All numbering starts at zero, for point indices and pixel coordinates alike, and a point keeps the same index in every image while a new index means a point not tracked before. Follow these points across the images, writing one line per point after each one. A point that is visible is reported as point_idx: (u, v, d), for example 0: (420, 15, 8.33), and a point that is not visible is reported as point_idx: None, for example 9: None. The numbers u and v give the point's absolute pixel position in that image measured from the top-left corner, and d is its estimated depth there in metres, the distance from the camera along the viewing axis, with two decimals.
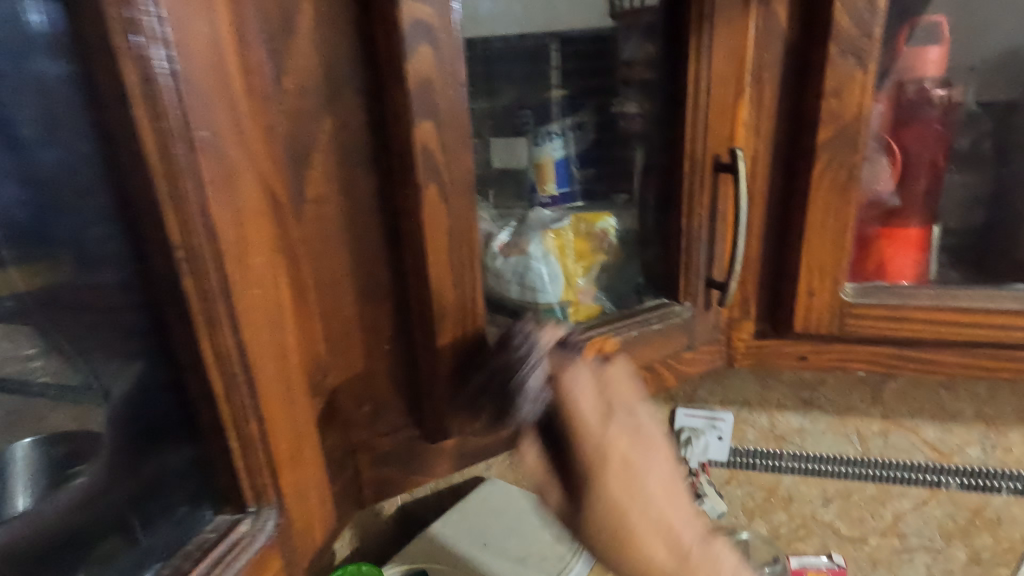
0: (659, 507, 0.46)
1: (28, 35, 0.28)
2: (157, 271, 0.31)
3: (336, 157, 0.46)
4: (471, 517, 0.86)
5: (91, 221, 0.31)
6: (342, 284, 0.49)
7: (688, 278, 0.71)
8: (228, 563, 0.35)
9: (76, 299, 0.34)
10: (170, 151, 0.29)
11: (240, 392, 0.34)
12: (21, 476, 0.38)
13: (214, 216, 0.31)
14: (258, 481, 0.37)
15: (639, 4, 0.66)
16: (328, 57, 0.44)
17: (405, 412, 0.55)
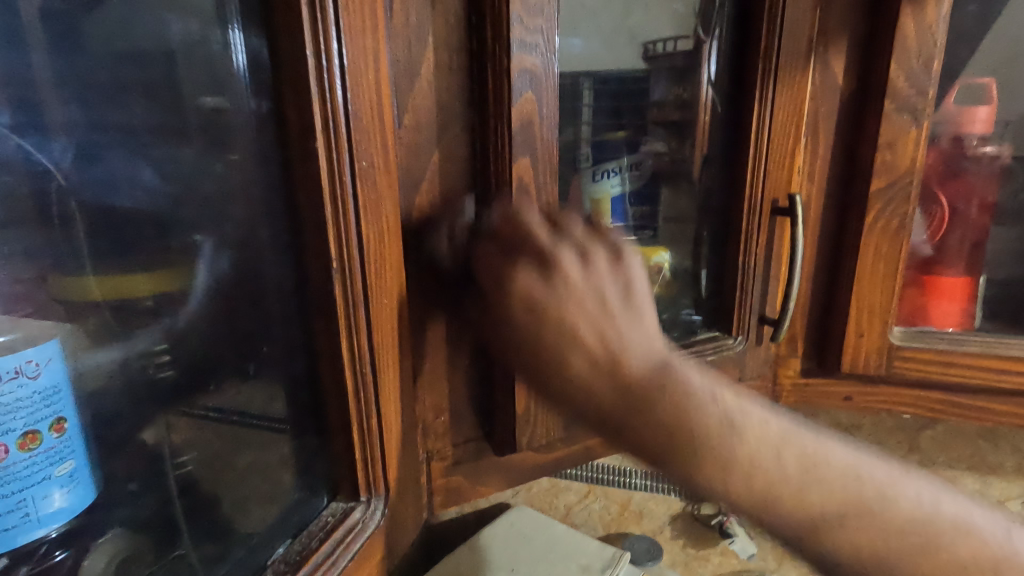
0: (592, 340, 0.47)
1: (234, 77, 0.39)
2: (314, 278, 0.37)
3: (440, 187, 0.51)
4: (500, 537, 0.89)
5: (261, 224, 0.42)
6: (433, 300, 0.53)
7: (742, 313, 0.74)
8: (348, 542, 0.40)
9: (220, 284, 0.43)
10: (342, 178, 0.35)
11: (368, 388, 0.40)
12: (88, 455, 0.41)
13: (365, 233, 0.37)
14: (370, 467, 0.42)
15: (671, 48, 0.69)
16: (441, 98, 0.49)
17: (476, 424, 0.59)
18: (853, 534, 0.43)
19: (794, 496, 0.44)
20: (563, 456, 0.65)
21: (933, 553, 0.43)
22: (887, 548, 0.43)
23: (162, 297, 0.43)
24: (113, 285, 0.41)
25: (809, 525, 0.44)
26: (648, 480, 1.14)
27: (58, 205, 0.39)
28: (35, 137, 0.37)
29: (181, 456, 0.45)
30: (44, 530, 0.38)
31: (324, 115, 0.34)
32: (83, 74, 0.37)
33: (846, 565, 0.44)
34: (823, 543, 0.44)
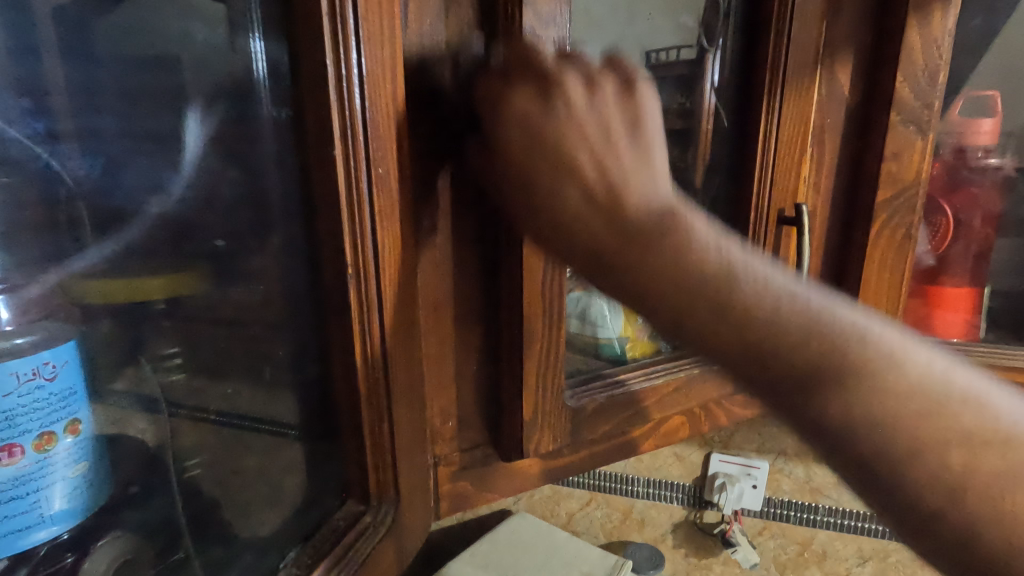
0: (588, 172, 0.43)
1: (253, 86, 0.40)
2: (331, 282, 0.38)
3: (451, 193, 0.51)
4: (501, 546, 0.94)
5: (276, 230, 0.43)
6: (444, 307, 0.54)
7: None
8: (361, 543, 0.40)
9: (235, 285, 0.44)
10: (359, 183, 0.36)
11: (380, 392, 0.40)
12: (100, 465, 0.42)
13: (380, 238, 0.38)
14: (381, 469, 0.43)
15: (672, 58, 0.67)
16: (452, 105, 0.49)
17: (483, 430, 0.60)
18: (838, 389, 0.37)
19: (780, 343, 0.38)
20: (569, 461, 0.65)
21: (937, 423, 0.35)
22: (882, 407, 0.36)
23: (175, 302, 0.44)
24: (126, 290, 0.42)
25: (790, 381, 0.38)
26: (649, 488, 1.13)
27: (66, 208, 0.40)
28: (45, 143, 0.39)
29: (189, 460, 0.45)
30: (48, 531, 0.38)
31: (342, 122, 0.34)
32: (93, 81, 0.39)
33: (830, 427, 0.37)
34: (807, 402, 0.38)
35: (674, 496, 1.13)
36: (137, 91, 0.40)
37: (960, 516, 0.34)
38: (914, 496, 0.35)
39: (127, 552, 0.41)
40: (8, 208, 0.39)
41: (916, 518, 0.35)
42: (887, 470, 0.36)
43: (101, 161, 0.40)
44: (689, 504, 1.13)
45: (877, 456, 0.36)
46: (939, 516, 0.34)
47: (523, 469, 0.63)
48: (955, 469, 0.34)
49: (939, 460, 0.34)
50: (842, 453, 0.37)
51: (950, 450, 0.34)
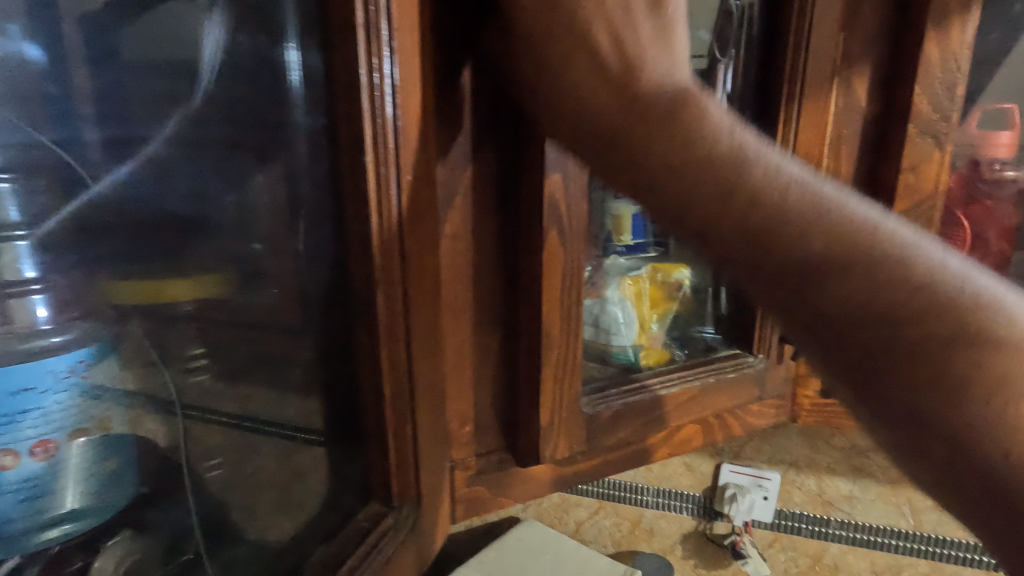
0: (606, 47, 0.41)
1: (288, 91, 0.42)
2: (359, 288, 0.39)
3: (472, 201, 0.52)
4: (512, 549, 0.97)
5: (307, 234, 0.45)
6: (463, 315, 0.54)
7: (763, 330, 0.74)
8: (382, 544, 0.41)
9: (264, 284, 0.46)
10: (389, 192, 0.37)
11: (404, 396, 0.41)
12: (121, 468, 0.42)
13: (407, 244, 0.39)
14: (404, 470, 0.44)
15: None
16: (475, 114, 0.50)
17: (500, 435, 0.60)
18: (842, 282, 0.36)
19: (789, 234, 0.38)
20: (585, 468, 0.66)
21: (941, 323, 0.34)
22: (885, 303, 0.36)
23: (206, 301, 0.45)
24: (151, 290, 0.43)
25: (794, 274, 0.38)
26: (660, 498, 1.13)
27: (94, 215, 0.40)
28: (71, 149, 0.39)
29: (211, 458, 0.46)
30: (57, 530, 0.39)
31: (373, 131, 0.36)
32: (119, 87, 0.40)
33: (830, 322, 0.37)
34: (809, 296, 0.37)
35: (684, 506, 1.13)
36: (162, 96, 0.41)
37: (950, 420, 0.34)
38: (905, 394, 0.35)
39: (132, 555, 0.43)
40: (40, 214, 0.38)
41: (904, 417, 0.35)
42: (882, 366, 0.36)
43: (127, 162, 0.41)
44: (698, 514, 1.12)
45: (873, 352, 0.36)
46: (930, 416, 0.34)
47: (538, 475, 0.63)
48: (950, 366, 0.34)
49: (937, 357, 0.34)
50: (838, 351, 0.37)
51: (949, 347, 0.34)
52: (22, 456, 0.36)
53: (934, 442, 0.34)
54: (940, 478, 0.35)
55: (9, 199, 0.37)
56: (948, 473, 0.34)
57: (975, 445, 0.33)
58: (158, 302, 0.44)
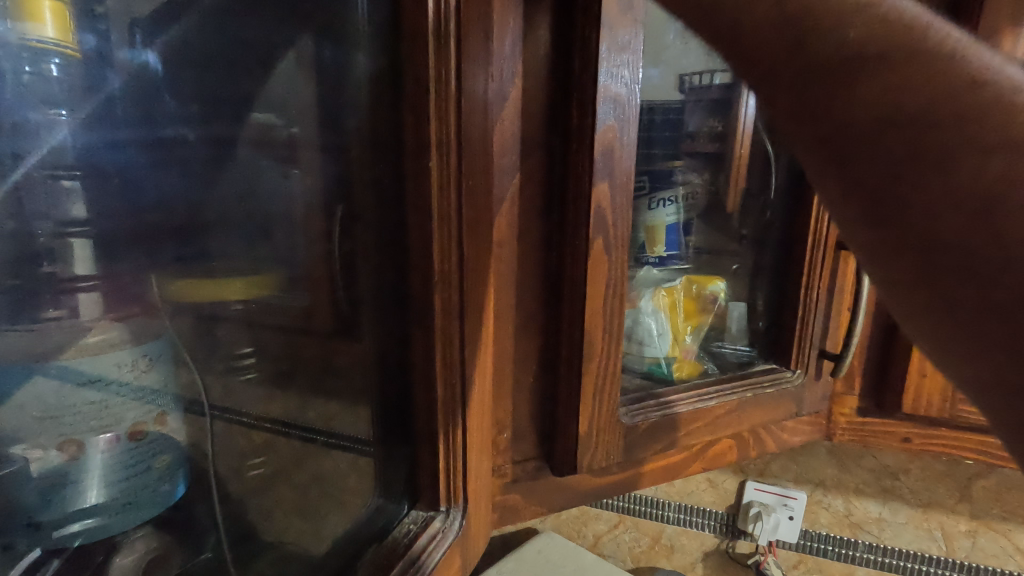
0: None
1: (349, 100, 0.44)
2: (417, 290, 0.43)
3: (519, 209, 0.52)
4: (531, 561, 0.97)
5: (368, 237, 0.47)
6: (506, 323, 0.54)
7: (801, 346, 0.72)
8: (432, 548, 0.45)
9: (317, 282, 0.48)
10: (449, 197, 0.41)
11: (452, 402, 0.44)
12: (157, 468, 0.44)
13: (465, 246, 0.43)
14: (450, 463, 0.47)
15: (708, 80, 0.67)
16: (526, 123, 0.51)
17: (536, 444, 0.60)
18: (876, 72, 0.26)
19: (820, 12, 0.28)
20: (618, 480, 0.65)
21: (999, 126, 0.24)
22: (926, 99, 0.25)
23: (255, 304, 0.47)
24: (206, 293, 0.45)
25: (814, 64, 0.28)
26: (681, 514, 1.12)
27: (145, 224, 0.39)
28: (124, 155, 0.37)
29: (254, 458, 0.47)
30: (78, 524, 0.39)
31: (439, 138, 0.40)
32: (167, 90, 0.38)
33: (858, 139, 0.27)
34: (830, 91, 0.27)
35: (706, 523, 1.11)
36: (208, 97, 0.41)
37: (984, 261, 0.24)
38: (926, 221, 0.26)
39: (151, 549, 0.43)
40: (102, 223, 0.37)
41: (923, 256, 0.26)
42: (905, 186, 0.26)
43: (173, 161, 0.40)
44: (721, 532, 1.11)
45: (896, 168, 0.26)
46: (959, 252, 0.25)
47: (572, 487, 0.63)
48: (993, 187, 0.24)
49: (978, 173, 0.24)
50: (853, 168, 0.27)
51: (995, 160, 0.24)
52: (85, 447, 0.39)
53: (959, 291, 0.25)
54: (950, 335, 0.26)
55: (76, 195, 0.35)
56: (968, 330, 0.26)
57: (1014, 298, 0.24)
58: (211, 302, 0.45)
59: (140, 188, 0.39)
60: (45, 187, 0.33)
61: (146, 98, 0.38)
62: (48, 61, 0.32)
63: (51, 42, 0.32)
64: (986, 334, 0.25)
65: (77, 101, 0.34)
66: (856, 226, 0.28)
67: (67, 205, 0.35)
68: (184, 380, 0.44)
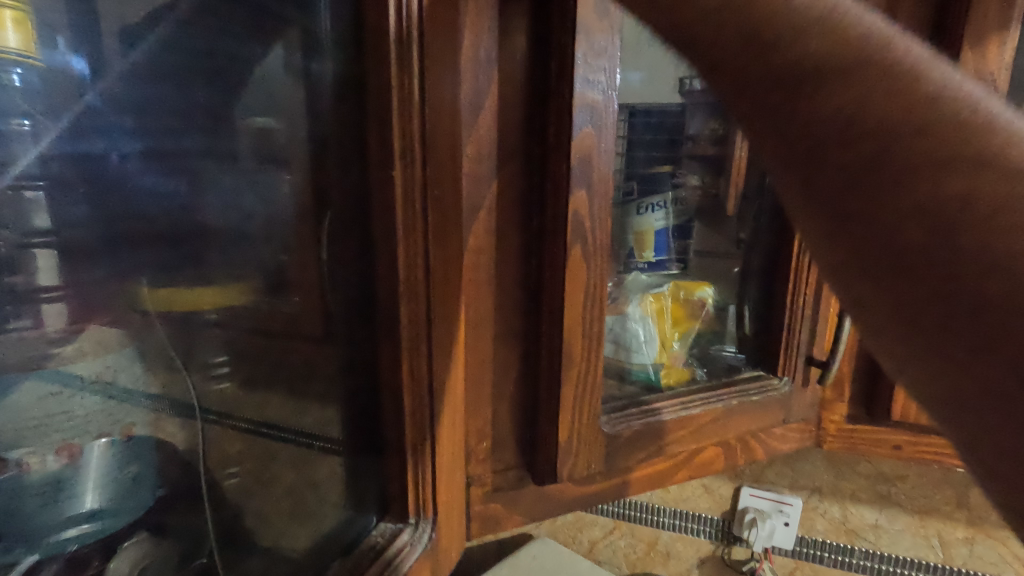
0: None
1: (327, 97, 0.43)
2: (385, 298, 0.43)
3: (496, 216, 0.52)
4: (524, 568, 0.96)
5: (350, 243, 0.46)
6: (484, 331, 0.54)
7: (788, 353, 0.72)
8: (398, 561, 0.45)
9: (297, 289, 0.47)
10: (414, 207, 0.41)
11: (421, 408, 0.45)
12: (138, 472, 0.45)
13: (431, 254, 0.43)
14: (420, 473, 0.47)
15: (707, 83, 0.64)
16: (503, 130, 0.50)
17: (518, 453, 0.59)
18: (841, 85, 0.26)
19: (784, 21, 0.27)
20: (602, 488, 0.64)
21: (958, 145, 0.24)
22: (890, 113, 0.25)
23: (243, 309, 0.46)
24: (186, 300, 0.44)
25: (774, 73, 0.27)
26: (676, 520, 1.11)
27: (117, 233, 0.39)
28: (98, 165, 0.37)
29: (230, 466, 0.47)
30: (76, 529, 0.41)
31: (402, 147, 0.40)
32: (141, 101, 0.39)
33: (828, 153, 0.26)
34: (795, 101, 0.27)
35: (701, 529, 1.10)
36: (181, 109, 0.41)
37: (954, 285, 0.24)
38: (898, 248, 0.25)
39: (148, 558, 0.43)
40: (70, 236, 0.37)
41: (884, 268, 0.25)
42: (866, 198, 0.25)
43: (137, 170, 0.39)
44: (717, 538, 1.10)
45: (858, 181, 0.25)
46: (933, 279, 0.24)
47: (555, 496, 0.62)
48: (953, 203, 0.23)
49: (938, 192, 0.24)
50: (818, 179, 0.26)
51: (958, 176, 0.23)
52: (52, 459, 0.39)
53: (931, 312, 0.24)
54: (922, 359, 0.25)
55: (41, 207, 0.34)
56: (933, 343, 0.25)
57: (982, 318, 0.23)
58: (188, 313, 0.45)
59: (98, 198, 0.38)
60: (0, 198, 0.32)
61: (122, 108, 0.38)
62: (9, 72, 0.32)
63: (13, 52, 0.32)
64: (943, 346, 0.24)
65: (47, 111, 0.34)
66: (822, 235, 0.27)
67: (29, 215, 0.34)
68: (167, 383, 0.44)
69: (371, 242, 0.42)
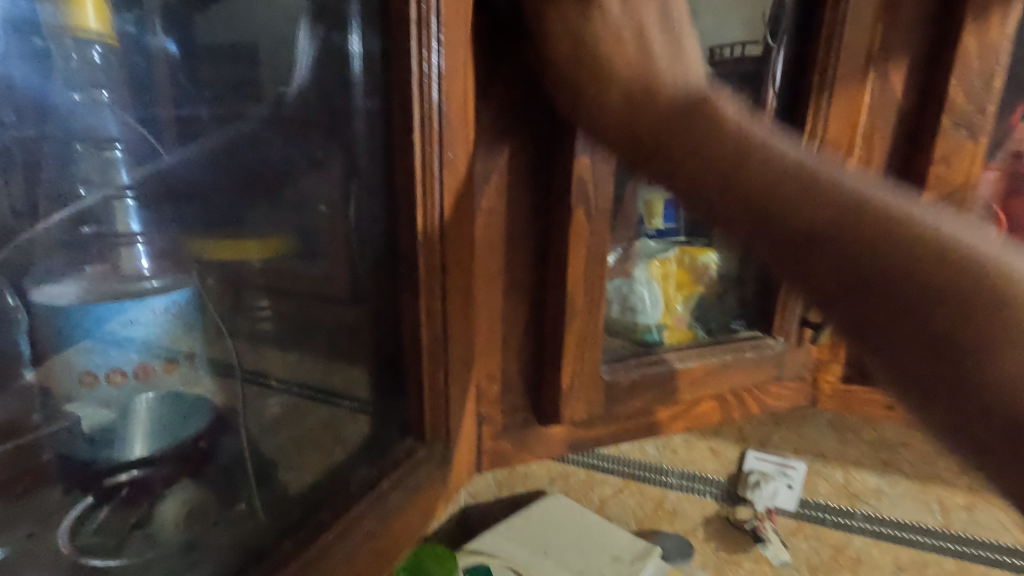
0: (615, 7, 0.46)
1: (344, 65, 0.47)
2: (405, 246, 0.49)
3: (507, 179, 0.57)
4: (532, 522, 1.02)
5: (365, 197, 0.51)
6: (495, 283, 0.60)
7: (784, 315, 0.76)
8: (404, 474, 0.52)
9: (324, 236, 0.53)
10: (432, 165, 0.46)
11: (438, 343, 0.52)
12: (191, 414, 0.47)
13: (445, 210, 0.48)
14: (434, 400, 0.54)
15: (739, 52, 0.68)
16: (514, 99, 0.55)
17: (524, 395, 0.66)
18: (861, 250, 0.37)
19: (793, 206, 0.40)
20: (602, 433, 0.70)
21: (945, 274, 0.35)
22: (901, 265, 0.36)
23: (273, 259, 0.53)
24: (230, 251, 0.51)
25: (814, 241, 0.39)
26: (683, 481, 1.14)
27: (174, 188, 0.47)
28: (154, 128, 0.45)
29: (269, 399, 0.54)
30: (126, 474, 0.43)
31: (420, 112, 0.45)
32: (190, 71, 0.47)
33: (865, 298, 0.37)
34: (836, 262, 0.38)
35: (707, 490, 1.14)
36: (222, 81, 0.48)
37: (969, 382, 0.34)
38: (929, 351, 0.35)
39: (193, 501, 0.46)
40: (142, 186, 0.45)
41: (924, 368, 0.35)
42: (895, 326, 0.36)
43: (191, 129, 0.47)
44: (722, 498, 1.14)
45: (892, 315, 0.36)
46: (962, 375, 0.34)
47: (559, 437, 0.68)
48: (954, 323, 0.34)
49: (939, 316, 0.35)
50: (858, 321, 0.38)
51: (952, 301, 0.35)
52: (128, 375, 0.42)
53: (959, 395, 0.34)
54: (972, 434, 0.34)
55: (120, 164, 0.43)
56: (939, 403, 0.35)
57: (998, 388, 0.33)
58: (234, 261, 0.51)
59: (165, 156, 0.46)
60: (86, 153, 0.42)
61: (166, 79, 0.46)
62: (91, 48, 0.40)
63: (94, 31, 0.39)
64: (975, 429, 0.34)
65: (117, 85, 0.43)
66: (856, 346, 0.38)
67: (113, 171, 0.43)
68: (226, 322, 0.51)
69: (395, 199, 0.48)
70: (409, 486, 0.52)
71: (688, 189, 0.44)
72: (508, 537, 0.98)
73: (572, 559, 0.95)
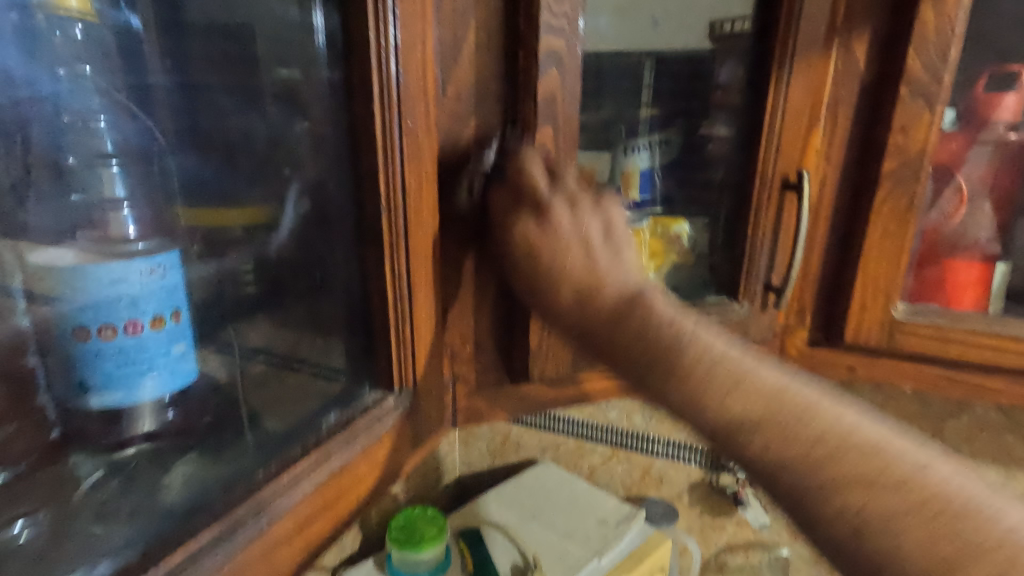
0: (564, 221, 0.60)
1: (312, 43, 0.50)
2: (369, 208, 0.52)
3: (474, 149, 0.60)
4: (520, 488, 1.06)
5: (330, 165, 0.53)
6: (466, 249, 0.63)
7: (748, 280, 0.79)
8: (373, 417, 0.55)
9: (298, 203, 0.56)
10: (391, 130, 0.49)
11: (403, 300, 0.55)
12: (179, 372, 0.49)
13: (406, 173, 0.51)
14: (402, 353, 0.57)
15: (737, 29, 0.75)
16: (479, 73, 0.59)
17: (497, 356, 0.70)
18: (779, 440, 0.52)
19: (724, 403, 0.54)
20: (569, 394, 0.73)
21: (843, 459, 0.49)
22: (809, 453, 0.51)
23: (258, 223, 0.57)
24: (213, 217, 0.56)
25: (747, 427, 0.53)
26: (670, 448, 1.17)
27: (159, 159, 0.53)
28: (140, 98, 0.52)
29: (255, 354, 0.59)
30: (134, 448, 0.49)
31: (378, 79, 0.48)
32: (183, 49, 0.52)
33: (784, 477, 0.51)
34: (764, 451, 0.52)
35: (692, 458, 1.17)
36: (218, 56, 0.53)
37: (858, 543, 0.48)
38: (833, 517, 0.49)
39: (192, 473, 0.48)
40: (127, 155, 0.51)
41: (824, 531, 0.50)
42: (806, 498, 0.50)
43: (182, 100, 0.53)
44: (706, 466, 1.17)
45: (804, 490, 0.50)
46: (856, 533, 0.48)
47: (531, 397, 0.72)
48: (853, 502, 0.48)
49: (839, 495, 0.49)
50: (783, 488, 0.52)
51: (847, 482, 0.49)
52: (118, 331, 0.44)
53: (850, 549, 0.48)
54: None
55: (105, 135, 0.49)
56: (837, 553, 0.49)
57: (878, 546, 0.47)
58: (216, 226, 0.57)
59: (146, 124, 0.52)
60: (73, 125, 0.47)
61: (139, 52, 0.51)
62: (72, 26, 0.45)
63: (74, 11, 0.43)
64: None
65: (102, 60, 0.49)
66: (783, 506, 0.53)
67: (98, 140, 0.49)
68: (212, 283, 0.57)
69: (358, 163, 0.51)
70: (377, 432, 0.55)
71: (639, 380, 0.58)
72: (497, 501, 1.02)
73: (556, 522, 0.97)
